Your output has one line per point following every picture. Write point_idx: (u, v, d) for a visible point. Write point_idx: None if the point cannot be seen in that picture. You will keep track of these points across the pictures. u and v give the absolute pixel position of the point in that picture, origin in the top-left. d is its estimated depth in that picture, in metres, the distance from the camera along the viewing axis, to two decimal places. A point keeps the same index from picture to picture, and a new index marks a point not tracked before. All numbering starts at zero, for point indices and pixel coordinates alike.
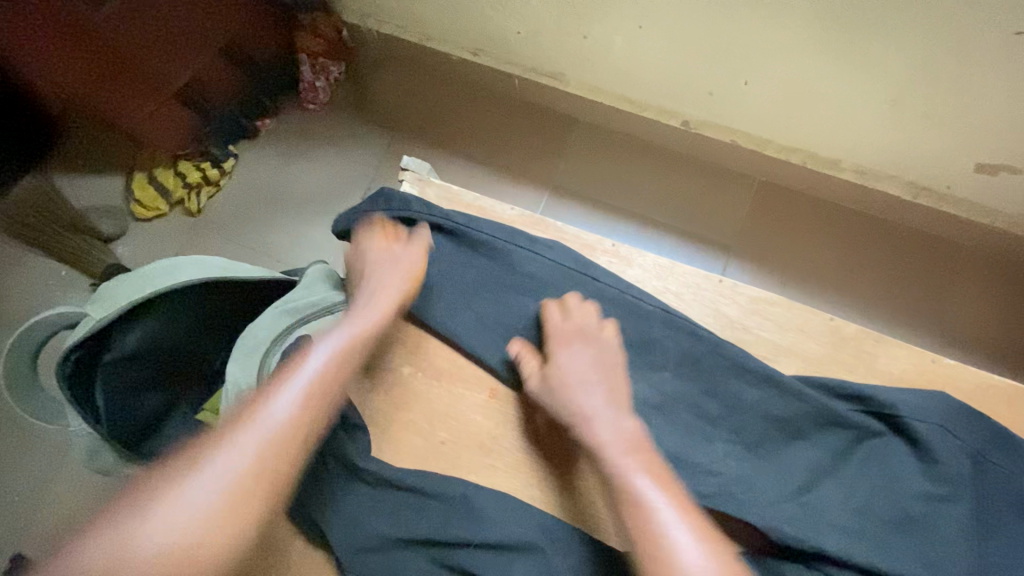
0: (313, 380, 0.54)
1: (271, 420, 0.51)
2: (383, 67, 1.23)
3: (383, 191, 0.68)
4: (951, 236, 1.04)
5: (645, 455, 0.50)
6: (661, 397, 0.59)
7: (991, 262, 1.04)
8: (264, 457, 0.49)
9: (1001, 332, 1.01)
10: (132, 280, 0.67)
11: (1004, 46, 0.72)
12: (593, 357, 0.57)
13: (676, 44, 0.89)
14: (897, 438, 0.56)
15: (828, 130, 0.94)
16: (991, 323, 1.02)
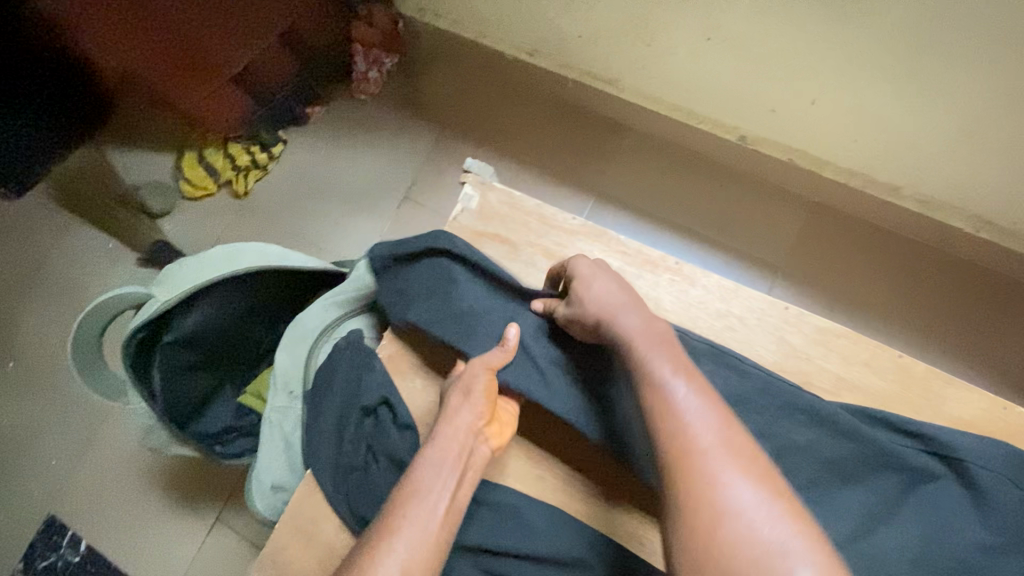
0: (445, 450, 0.53)
1: (426, 498, 0.49)
2: (435, 61, 1.23)
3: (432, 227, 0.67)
4: (1011, 272, 1.00)
5: (669, 349, 0.50)
6: None
7: None
8: (436, 536, 0.47)
9: None
10: (194, 264, 0.68)
11: None
12: (616, 283, 0.58)
13: (742, 58, 0.88)
14: (951, 482, 0.53)
15: (892, 156, 0.92)
16: None
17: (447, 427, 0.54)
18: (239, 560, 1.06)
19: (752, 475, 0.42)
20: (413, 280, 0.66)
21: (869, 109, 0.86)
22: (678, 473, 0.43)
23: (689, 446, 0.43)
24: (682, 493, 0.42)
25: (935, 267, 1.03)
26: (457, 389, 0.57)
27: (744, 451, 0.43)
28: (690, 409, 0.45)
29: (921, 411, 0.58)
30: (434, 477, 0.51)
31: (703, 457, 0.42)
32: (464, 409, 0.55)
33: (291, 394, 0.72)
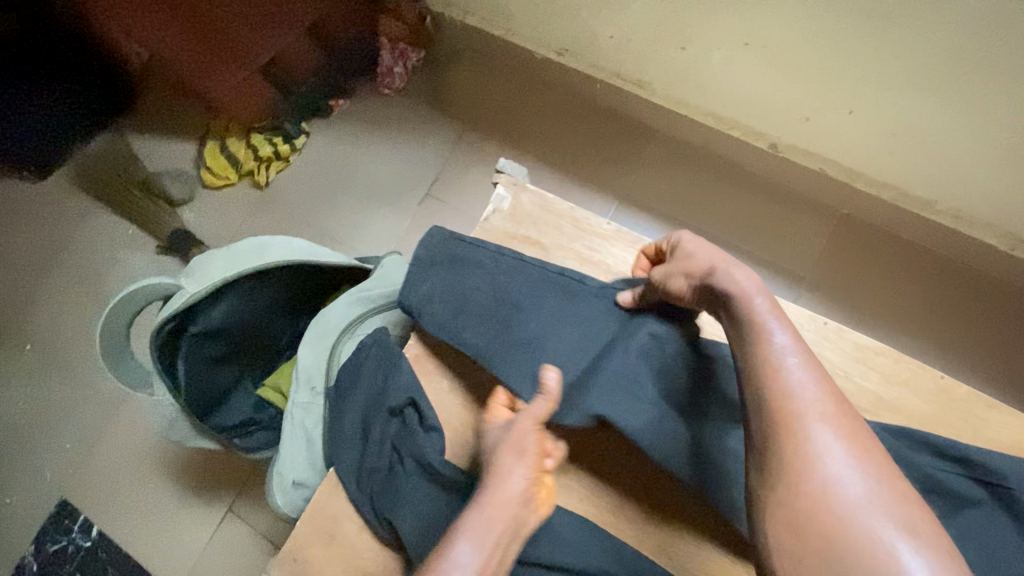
0: (491, 510, 0.47)
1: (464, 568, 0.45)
2: (461, 57, 1.21)
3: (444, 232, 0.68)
4: None
5: (776, 310, 0.48)
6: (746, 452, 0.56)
7: None
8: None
9: None
10: (223, 255, 0.67)
11: None
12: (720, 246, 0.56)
13: (780, 64, 0.86)
14: (999, 509, 0.51)
15: (929, 170, 0.90)
16: None
17: (497, 491, 0.49)
18: (250, 552, 1.05)
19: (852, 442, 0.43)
20: (457, 289, 0.64)
21: (908, 121, 0.84)
22: (781, 433, 0.43)
23: (798, 407, 0.43)
24: (784, 450, 0.42)
25: (966, 283, 1.01)
26: (510, 442, 0.51)
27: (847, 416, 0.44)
28: (798, 371, 0.45)
29: (961, 434, 0.56)
30: (479, 553, 0.45)
31: (805, 419, 0.43)
32: (517, 468, 0.50)
33: (314, 390, 0.71)
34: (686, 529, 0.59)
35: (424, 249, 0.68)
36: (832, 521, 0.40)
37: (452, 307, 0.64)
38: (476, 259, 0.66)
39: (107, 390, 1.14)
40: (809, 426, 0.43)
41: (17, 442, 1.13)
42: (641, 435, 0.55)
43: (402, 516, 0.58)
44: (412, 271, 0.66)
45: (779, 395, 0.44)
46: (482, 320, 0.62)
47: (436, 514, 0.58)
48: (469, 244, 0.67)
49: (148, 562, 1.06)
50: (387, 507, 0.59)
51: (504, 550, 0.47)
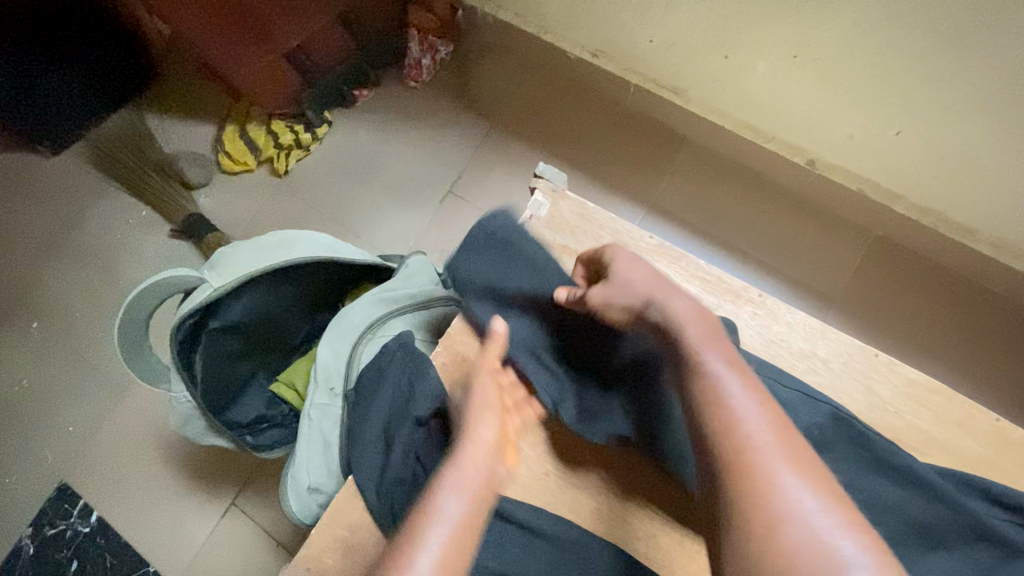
0: (462, 459, 0.48)
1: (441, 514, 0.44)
2: (492, 53, 1.18)
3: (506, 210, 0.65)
4: None
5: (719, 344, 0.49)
6: None
7: None
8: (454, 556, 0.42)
9: None
10: (248, 249, 0.65)
11: None
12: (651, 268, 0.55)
13: (828, 79, 0.83)
14: None
15: (975, 198, 0.87)
16: None
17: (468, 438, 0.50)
18: (253, 547, 1.03)
19: (808, 477, 0.42)
20: (501, 284, 0.62)
21: (957, 148, 0.81)
22: (735, 469, 0.43)
23: (749, 443, 0.43)
24: (740, 487, 0.42)
25: (1002, 315, 0.98)
26: (477, 398, 0.53)
27: (804, 457, 0.43)
28: (746, 408, 0.45)
29: (1015, 481, 0.54)
30: (456, 492, 0.46)
31: (760, 454, 0.43)
32: (481, 419, 0.51)
33: (332, 392, 0.69)
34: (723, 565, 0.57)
35: (477, 234, 0.64)
36: (804, 565, 0.38)
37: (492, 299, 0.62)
38: (525, 251, 0.63)
39: (113, 375, 1.11)
40: (766, 461, 0.42)
41: (19, 421, 1.10)
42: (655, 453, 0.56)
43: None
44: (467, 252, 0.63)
45: (728, 433, 0.44)
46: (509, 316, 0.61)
47: None
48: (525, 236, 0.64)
49: (147, 552, 1.04)
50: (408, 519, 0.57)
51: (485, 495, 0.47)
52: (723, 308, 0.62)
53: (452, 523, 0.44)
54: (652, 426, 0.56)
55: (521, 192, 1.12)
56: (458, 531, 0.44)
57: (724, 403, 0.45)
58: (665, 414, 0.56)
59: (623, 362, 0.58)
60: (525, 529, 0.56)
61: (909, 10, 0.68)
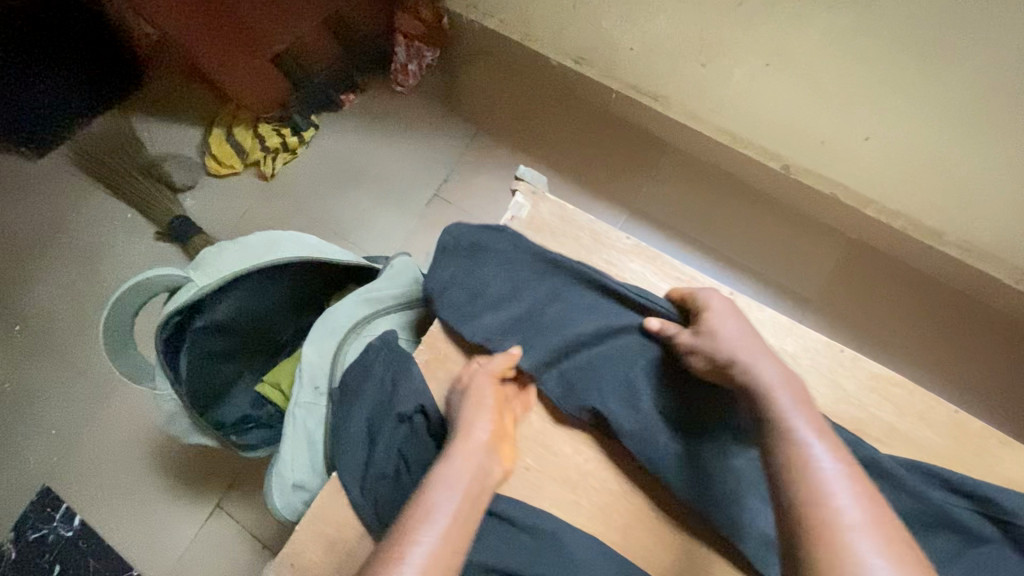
0: (459, 457, 0.53)
1: (438, 508, 0.48)
2: (478, 60, 1.20)
3: (450, 228, 0.67)
4: None
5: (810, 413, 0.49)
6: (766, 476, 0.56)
7: None
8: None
9: None
10: (233, 248, 0.66)
11: None
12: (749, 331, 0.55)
13: (799, 87, 0.86)
14: (1008, 546, 0.53)
15: (943, 201, 0.90)
16: None
17: (450, 469, 0.52)
18: (236, 551, 1.03)
19: (898, 560, 0.40)
20: (479, 279, 0.65)
21: (923, 154, 0.85)
22: (813, 545, 0.41)
23: (833, 516, 0.42)
24: (824, 561, 0.40)
25: (971, 316, 1.01)
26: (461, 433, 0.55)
27: (893, 537, 0.41)
28: (832, 479, 0.44)
29: (972, 470, 0.57)
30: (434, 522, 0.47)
31: (846, 530, 0.41)
32: (462, 449, 0.54)
33: (317, 390, 0.70)
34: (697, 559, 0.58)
35: (451, 238, 0.66)
36: None
37: (465, 296, 0.64)
38: (496, 248, 0.65)
39: (97, 378, 1.11)
40: (850, 539, 0.41)
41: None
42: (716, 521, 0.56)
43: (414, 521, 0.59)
44: (436, 257, 0.66)
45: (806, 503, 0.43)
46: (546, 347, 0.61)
47: None
48: (495, 236, 0.66)
49: (128, 555, 1.03)
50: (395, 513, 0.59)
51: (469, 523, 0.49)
52: None
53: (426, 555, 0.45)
54: (719, 475, 0.56)
55: (505, 195, 1.14)
56: (437, 560, 0.45)
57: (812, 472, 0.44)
58: (739, 471, 0.56)
59: (694, 405, 0.58)
60: (506, 522, 0.58)
61: (875, 19, 0.71)
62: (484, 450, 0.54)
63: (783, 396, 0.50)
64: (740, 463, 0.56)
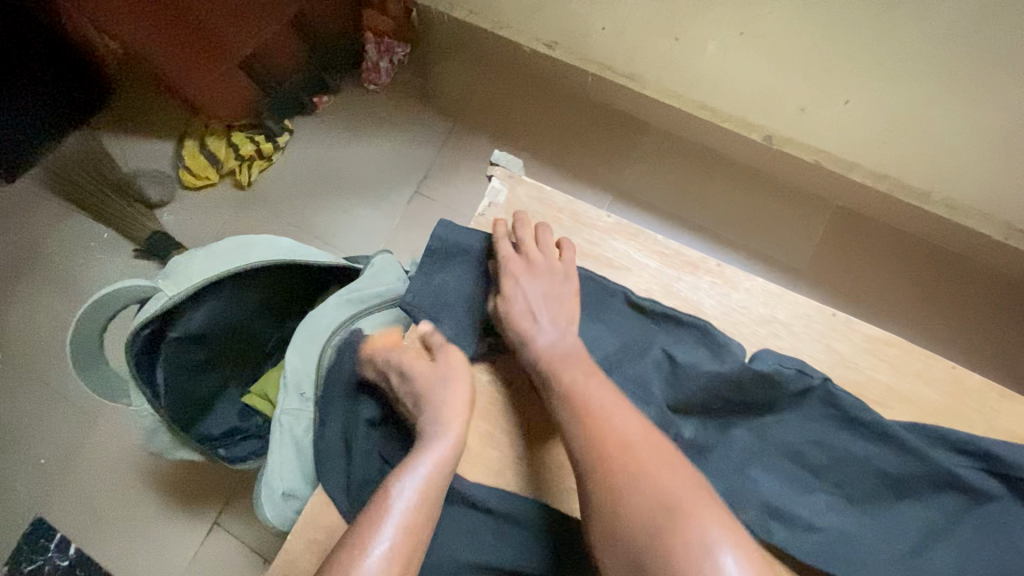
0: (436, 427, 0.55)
1: (414, 480, 0.51)
2: (451, 52, 1.18)
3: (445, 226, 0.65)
4: None
5: (581, 368, 0.54)
6: (775, 448, 0.55)
7: None
8: None
9: None
10: (202, 256, 0.64)
11: None
12: (541, 290, 0.59)
13: (774, 55, 0.84)
14: (1017, 503, 0.51)
15: (927, 161, 0.89)
16: None
17: (395, 500, 0.50)
18: (238, 566, 1.01)
19: (670, 473, 0.47)
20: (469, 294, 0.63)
21: (902, 114, 0.83)
22: (603, 491, 0.47)
23: (618, 462, 0.48)
24: (613, 504, 0.46)
25: (963, 275, 1.00)
26: (411, 457, 0.53)
27: (662, 457, 0.48)
28: (613, 426, 0.50)
29: (971, 425, 0.56)
30: (370, 565, 0.47)
31: (625, 466, 0.48)
32: (410, 475, 0.52)
33: (303, 396, 0.67)
34: None
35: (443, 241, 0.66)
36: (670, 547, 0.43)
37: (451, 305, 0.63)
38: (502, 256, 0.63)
39: (84, 403, 1.09)
40: (631, 477, 0.47)
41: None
42: (744, 506, 0.53)
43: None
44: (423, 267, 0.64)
45: (595, 453, 0.49)
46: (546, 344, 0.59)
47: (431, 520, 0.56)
48: (484, 237, 0.65)
49: None
50: None
51: (413, 559, 0.48)
52: (683, 281, 0.62)
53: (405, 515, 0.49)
54: (762, 463, 0.54)
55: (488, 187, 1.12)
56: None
57: (610, 432, 0.50)
58: (778, 457, 0.54)
59: (745, 402, 0.55)
60: (502, 515, 0.57)
61: None
62: (432, 473, 0.52)
63: (560, 361, 0.55)
64: (787, 451, 0.54)
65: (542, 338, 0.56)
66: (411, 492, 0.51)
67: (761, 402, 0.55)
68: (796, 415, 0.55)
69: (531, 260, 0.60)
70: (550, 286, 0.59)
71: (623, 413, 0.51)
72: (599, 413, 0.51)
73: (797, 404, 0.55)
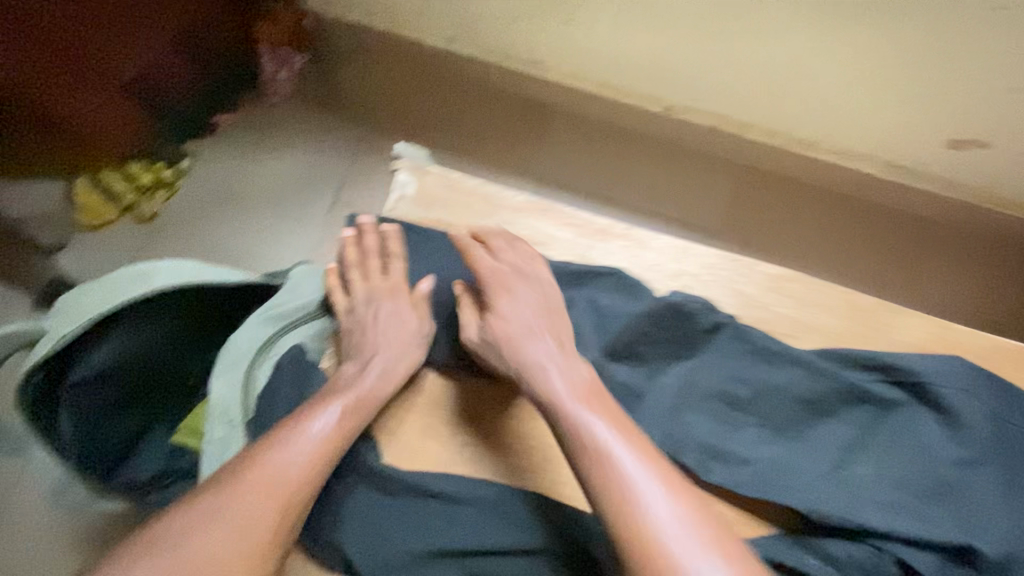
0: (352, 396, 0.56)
1: (310, 435, 0.52)
2: (354, 58, 1.16)
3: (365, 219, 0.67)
4: (936, 217, 1.03)
5: (578, 379, 0.53)
6: (700, 392, 0.56)
7: (977, 234, 1.03)
8: (245, 524, 0.48)
9: (978, 306, 1.04)
10: (96, 288, 0.60)
11: (985, 21, 0.73)
12: (531, 306, 0.58)
13: (658, 23, 0.88)
14: (921, 406, 0.55)
15: (809, 111, 0.94)
16: (967, 296, 1.04)
17: (298, 434, 0.53)
18: None
19: (673, 491, 0.47)
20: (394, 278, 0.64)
21: (781, 69, 0.88)
22: (614, 517, 0.46)
23: (625, 486, 0.46)
24: (624, 529, 0.45)
25: (872, 215, 1.06)
26: (327, 398, 0.56)
27: (662, 474, 0.48)
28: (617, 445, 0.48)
29: (874, 343, 0.59)
30: (256, 482, 0.50)
31: (634, 485, 0.46)
32: (321, 415, 0.54)
33: (231, 423, 0.64)
34: None
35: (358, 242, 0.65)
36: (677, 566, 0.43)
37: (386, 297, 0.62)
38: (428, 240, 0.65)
39: None
40: (641, 498, 0.46)
41: None
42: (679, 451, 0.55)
43: (353, 545, 0.54)
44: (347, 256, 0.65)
45: (602, 477, 0.47)
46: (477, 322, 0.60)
47: (380, 518, 0.54)
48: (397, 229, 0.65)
49: None
50: (324, 525, 0.55)
51: (306, 487, 0.51)
52: (595, 248, 0.64)
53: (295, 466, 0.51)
54: (692, 409, 0.56)
55: None
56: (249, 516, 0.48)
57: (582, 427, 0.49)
58: (706, 400, 0.56)
59: (663, 348, 0.58)
60: (446, 499, 0.55)
61: None
62: (342, 417, 0.55)
63: (562, 385, 0.52)
64: (713, 394, 0.56)
65: (538, 353, 0.55)
66: (319, 430, 0.53)
67: (680, 349, 0.58)
68: (715, 355, 0.58)
69: (512, 277, 0.59)
70: (540, 301, 0.59)
71: (621, 431, 0.49)
72: (598, 431, 0.49)
73: (712, 342, 0.58)
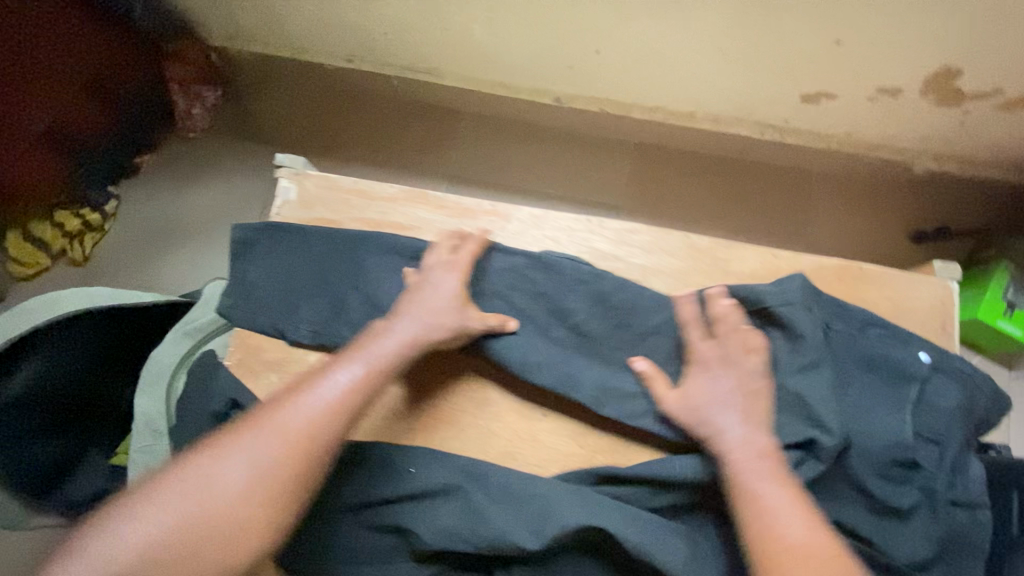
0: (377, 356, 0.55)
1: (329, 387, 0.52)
2: (261, 85, 1.22)
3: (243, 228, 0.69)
4: (812, 166, 1.13)
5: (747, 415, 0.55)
6: (562, 339, 0.63)
7: (849, 173, 1.12)
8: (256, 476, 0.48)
9: (867, 241, 1.11)
10: (9, 318, 0.65)
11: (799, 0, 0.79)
12: (732, 382, 0.57)
13: (524, 23, 0.95)
14: (763, 326, 0.62)
15: (676, 87, 1.03)
16: (856, 233, 1.12)
17: (292, 408, 0.51)
18: None
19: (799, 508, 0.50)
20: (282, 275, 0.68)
21: (643, 53, 0.96)
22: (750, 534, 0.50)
23: (762, 509, 0.50)
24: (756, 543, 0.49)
25: (761, 171, 1.15)
26: (342, 357, 0.55)
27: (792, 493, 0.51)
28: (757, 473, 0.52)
29: (713, 276, 0.67)
30: (255, 463, 0.49)
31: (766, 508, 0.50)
32: (340, 372, 0.53)
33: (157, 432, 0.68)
34: (530, 436, 0.62)
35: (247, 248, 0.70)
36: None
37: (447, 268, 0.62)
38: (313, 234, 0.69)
39: None
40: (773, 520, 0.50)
41: None
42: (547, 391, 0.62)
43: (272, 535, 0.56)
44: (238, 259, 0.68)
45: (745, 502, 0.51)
46: (358, 306, 0.65)
47: None
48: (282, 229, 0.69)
49: None
50: None
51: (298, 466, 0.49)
52: (465, 226, 0.70)
53: (309, 416, 0.51)
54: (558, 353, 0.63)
55: None
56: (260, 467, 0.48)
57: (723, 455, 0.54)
58: (568, 344, 0.63)
59: (525, 303, 0.64)
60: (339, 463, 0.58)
61: None
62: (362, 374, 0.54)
63: (732, 423, 0.55)
64: (574, 339, 0.64)
65: (729, 419, 0.55)
66: (302, 419, 0.50)
67: (543, 306, 0.64)
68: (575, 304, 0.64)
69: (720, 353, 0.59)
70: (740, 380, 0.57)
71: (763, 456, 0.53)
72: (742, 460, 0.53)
73: (571, 292, 0.65)
